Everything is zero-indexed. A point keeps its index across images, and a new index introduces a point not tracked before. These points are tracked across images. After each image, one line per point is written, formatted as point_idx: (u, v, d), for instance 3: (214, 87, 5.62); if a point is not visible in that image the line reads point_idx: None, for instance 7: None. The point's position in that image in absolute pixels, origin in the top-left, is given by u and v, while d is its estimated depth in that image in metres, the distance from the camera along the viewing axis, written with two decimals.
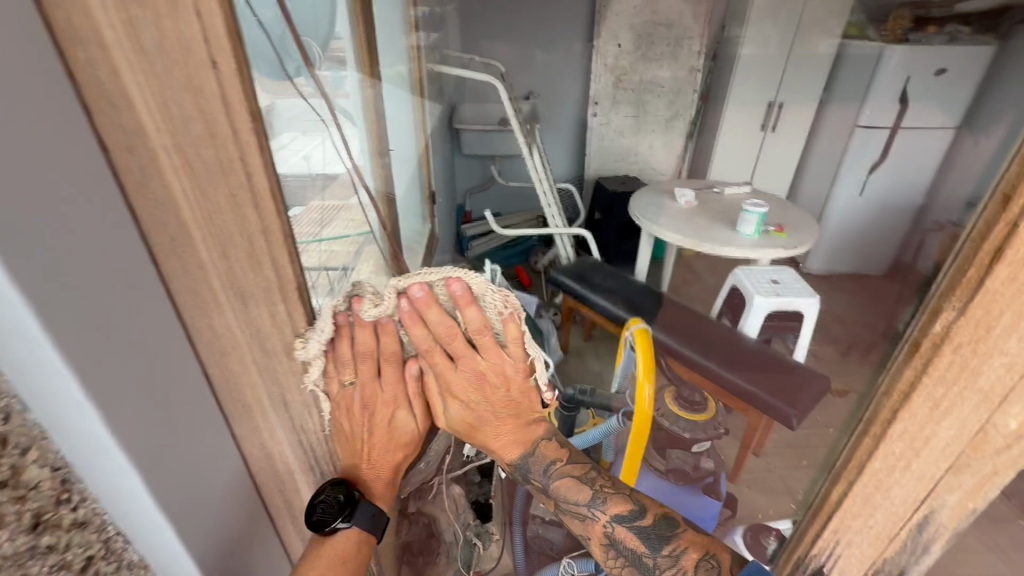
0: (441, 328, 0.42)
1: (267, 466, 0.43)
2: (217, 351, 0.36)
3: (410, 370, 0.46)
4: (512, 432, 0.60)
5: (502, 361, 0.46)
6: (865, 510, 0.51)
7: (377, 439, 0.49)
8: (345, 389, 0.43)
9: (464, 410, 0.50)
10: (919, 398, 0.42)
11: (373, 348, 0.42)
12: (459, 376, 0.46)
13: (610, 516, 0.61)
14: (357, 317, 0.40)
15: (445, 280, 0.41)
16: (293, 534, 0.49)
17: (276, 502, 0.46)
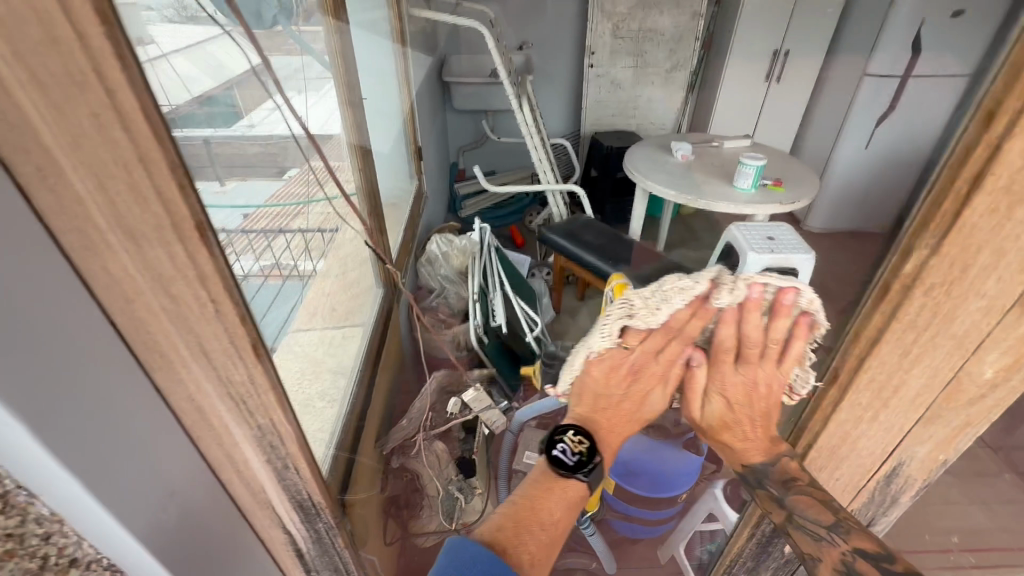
0: (751, 331, 0.44)
1: (200, 417, 0.41)
2: (121, 299, 0.33)
3: (688, 355, 0.50)
4: (760, 441, 0.51)
5: (768, 372, 0.46)
6: (832, 462, 0.49)
7: (628, 402, 0.55)
8: (630, 346, 0.50)
9: (723, 409, 0.51)
10: (886, 344, 0.39)
11: (683, 326, 0.48)
12: (735, 378, 0.48)
13: (849, 546, 0.43)
14: (707, 301, 0.45)
15: (779, 288, 0.42)
16: (240, 486, 0.48)
17: (217, 455, 0.44)
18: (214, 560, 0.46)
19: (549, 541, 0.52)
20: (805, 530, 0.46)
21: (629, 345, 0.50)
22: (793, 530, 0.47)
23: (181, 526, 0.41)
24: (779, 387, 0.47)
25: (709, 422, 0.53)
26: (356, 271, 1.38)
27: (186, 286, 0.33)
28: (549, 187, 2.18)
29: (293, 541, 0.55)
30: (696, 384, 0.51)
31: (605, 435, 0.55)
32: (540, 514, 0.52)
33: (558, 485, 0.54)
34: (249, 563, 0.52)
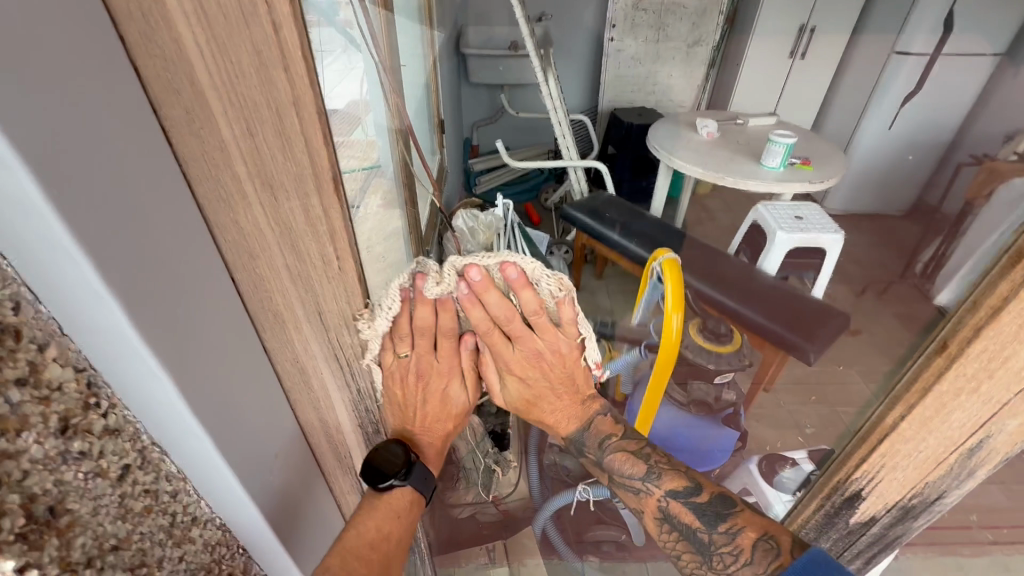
0: (498, 311, 0.42)
1: (302, 380, 0.41)
2: (246, 256, 0.32)
3: (467, 344, 0.47)
4: (570, 406, 0.68)
5: (550, 342, 0.47)
6: (919, 434, 0.49)
7: (430, 404, 0.52)
8: (402, 359, 0.44)
9: (521, 385, 0.53)
10: (1009, 314, 0.38)
11: (434, 325, 0.42)
12: (515, 355, 0.48)
13: (664, 490, 0.64)
14: (424, 295, 0.39)
15: (500, 263, 0.40)
16: (328, 451, 0.48)
17: (311, 419, 0.44)
18: (307, 523, 0.46)
19: (384, 557, 0.49)
20: (625, 486, 0.67)
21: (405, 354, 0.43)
22: (617, 486, 0.68)
23: (284, 487, 0.41)
24: (565, 350, 0.48)
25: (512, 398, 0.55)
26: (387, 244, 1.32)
27: (314, 243, 0.32)
28: (570, 164, 2.14)
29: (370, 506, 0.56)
30: (490, 366, 0.51)
31: (419, 436, 0.53)
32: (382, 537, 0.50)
33: (383, 497, 0.52)
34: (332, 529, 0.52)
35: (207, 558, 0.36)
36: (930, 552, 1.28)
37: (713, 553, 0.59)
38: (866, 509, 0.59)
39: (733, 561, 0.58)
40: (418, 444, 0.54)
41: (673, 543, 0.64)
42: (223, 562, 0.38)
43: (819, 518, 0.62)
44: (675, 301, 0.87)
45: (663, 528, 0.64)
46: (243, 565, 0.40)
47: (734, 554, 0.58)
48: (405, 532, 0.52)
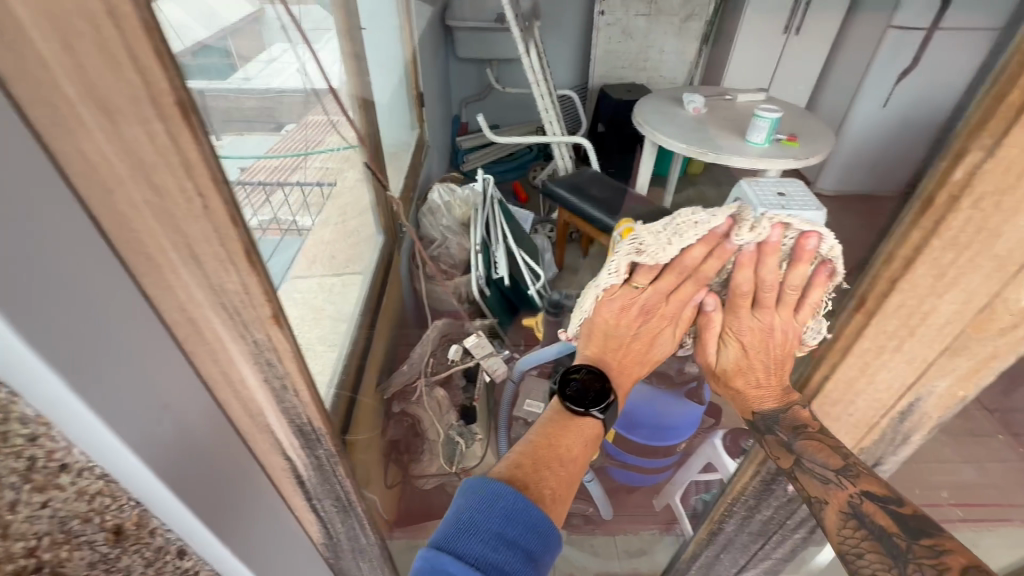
0: (769, 276, 0.53)
1: (194, 331, 0.39)
2: (99, 190, 0.30)
3: (700, 296, 0.61)
4: (766, 381, 0.60)
5: (784, 319, 0.56)
6: (846, 395, 0.48)
7: (638, 342, 0.69)
8: (645, 287, 0.61)
9: (739, 354, 0.62)
10: (922, 265, 0.37)
11: (697, 268, 0.57)
12: (752, 322, 0.58)
13: (861, 488, 0.48)
14: (725, 238, 0.53)
15: (800, 236, 0.50)
16: (239, 409, 0.47)
17: (214, 374, 0.43)
18: (216, 481, 0.45)
19: (567, 474, 0.56)
20: (812, 471, 0.52)
21: (642, 284, 0.60)
22: (800, 474, 0.53)
23: (179, 441, 0.40)
24: (792, 334, 0.56)
25: (723, 366, 0.65)
26: (356, 221, 1.32)
27: (169, 173, 0.30)
28: (554, 139, 2.10)
29: (295, 468, 0.55)
30: (713, 325, 0.63)
31: (617, 372, 0.69)
32: (557, 450, 0.57)
33: (574, 421, 0.61)
34: (253, 489, 0.51)
35: (83, 508, 0.35)
36: None
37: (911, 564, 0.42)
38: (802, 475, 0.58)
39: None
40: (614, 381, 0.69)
41: (854, 543, 0.46)
42: (107, 513, 0.37)
43: (758, 485, 0.61)
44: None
45: (845, 528, 0.47)
46: (136, 519, 0.39)
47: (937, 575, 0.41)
48: (586, 455, 0.60)
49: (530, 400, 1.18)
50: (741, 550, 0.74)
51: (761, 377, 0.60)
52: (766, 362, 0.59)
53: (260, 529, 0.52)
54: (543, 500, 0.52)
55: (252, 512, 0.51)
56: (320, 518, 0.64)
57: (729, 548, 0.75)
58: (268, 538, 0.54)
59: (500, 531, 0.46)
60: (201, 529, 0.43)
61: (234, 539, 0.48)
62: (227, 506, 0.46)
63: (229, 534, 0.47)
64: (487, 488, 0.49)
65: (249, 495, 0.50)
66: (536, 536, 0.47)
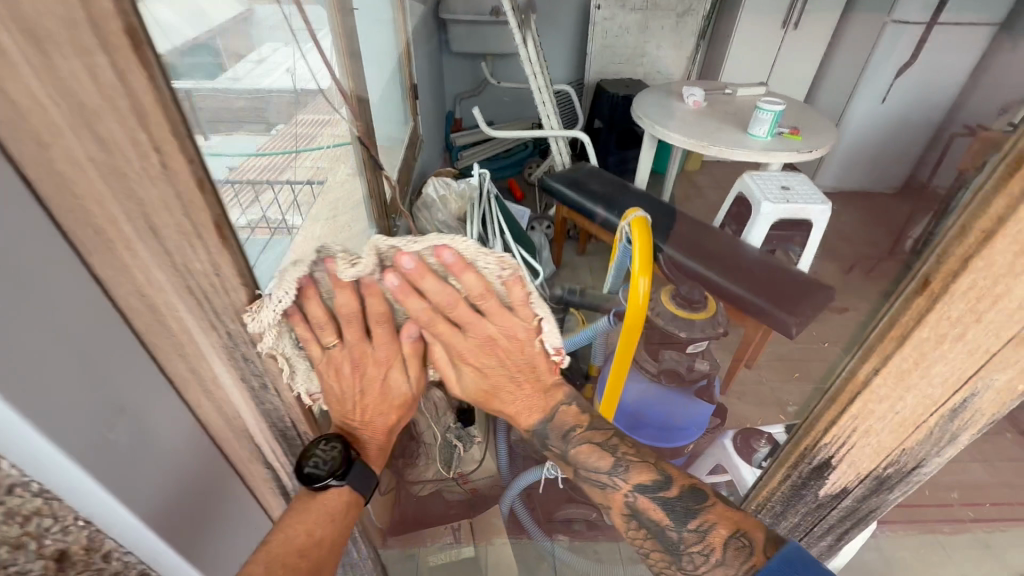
0: (437, 295, 0.44)
1: (156, 321, 0.33)
2: (32, 144, 0.24)
3: (407, 331, 0.49)
4: (529, 394, 0.61)
5: (507, 322, 0.48)
6: (896, 391, 0.43)
7: (366, 393, 0.53)
8: (334, 346, 0.45)
9: (476, 372, 0.56)
10: (1002, 239, 0.32)
11: (365, 310, 0.44)
12: (463, 342, 0.50)
13: (632, 485, 0.59)
14: (339, 278, 0.40)
15: (434, 249, 0.41)
16: (213, 414, 0.41)
17: (182, 372, 0.37)
18: (184, 496, 0.39)
19: (315, 565, 0.47)
20: (591, 480, 0.61)
21: (331, 343, 0.44)
22: (582, 481, 0.63)
23: (138, 450, 0.34)
24: (522, 335, 0.51)
25: (468, 391, 0.61)
26: (348, 215, 1.24)
27: (118, 124, 0.25)
28: (551, 133, 2.05)
29: (276, 476, 0.50)
30: (438, 353, 0.53)
31: (363, 428, 0.55)
32: (307, 536, 0.48)
33: (317, 500, 0.50)
34: (228, 500, 0.46)
35: (15, 532, 0.29)
36: (911, 529, 1.25)
37: (683, 553, 0.55)
38: (835, 480, 0.53)
39: (705, 561, 0.53)
40: (361, 440, 0.56)
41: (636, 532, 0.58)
42: (47, 536, 0.31)
43: (787, 490, 0.57)
44: (641, 264, 0.81)
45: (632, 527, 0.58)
46: (85, 542, 0.34)
47: (703, 553, 0.53)
48: (341, 534, 0.50)
49: None
50: None
51: (514, 391, 0.60)
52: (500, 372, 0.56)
53: (237, 546, 0.47)
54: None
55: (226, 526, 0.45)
56: None
57: None
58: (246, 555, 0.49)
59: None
60: (165, 547, 0.38)
61: (205, 557, 0.42)
62: (194, 522, 0.41)
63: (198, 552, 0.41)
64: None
65: (222, 507, 0.45)
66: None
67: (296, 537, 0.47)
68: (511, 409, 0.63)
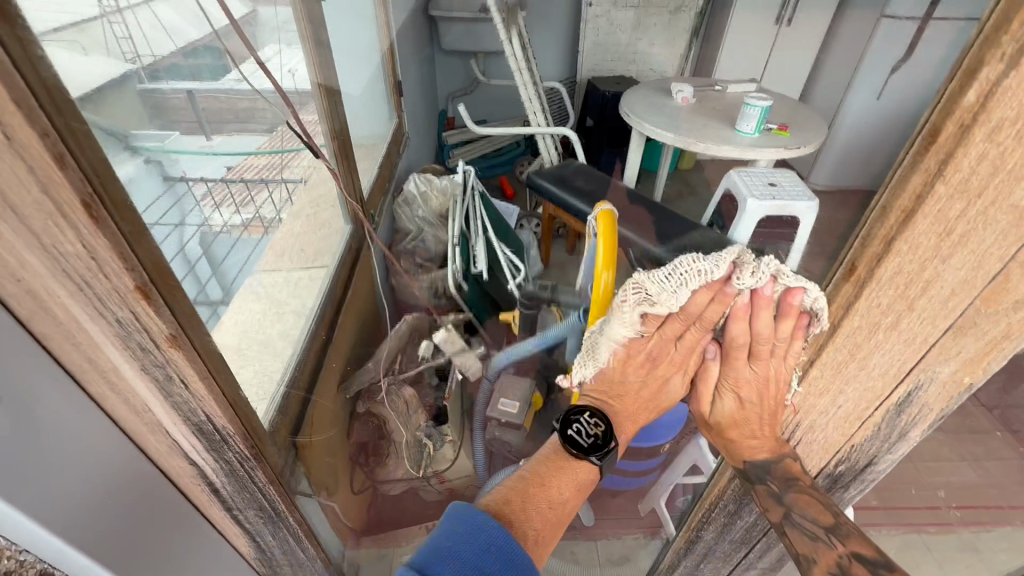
0: (766, 330, 0.41)
1: (38, 306, 0.32)
2: None
3: (708, 343, 0.48)
4: (763, 437, 0.48)
5: (782, 371, 0.43)
6: (833, 384, 0.41)
7: (646, 389, 0.54)
8: (645, 336, 0.46)
9: (734, 405, 0.48)
10: (925, 218, 0.30)
11: (700, 314, 0.44)
12: (749, 376, 0.45)
13: (852, 549, 0.42)
14: (727, 287, 0.40)
15: (786, 288, 0.39)
16: (122, 406, 0.39)
17: (79, 361, 0.36)
18: (87, 491, 0.38)
19: (551, 518, 0.50)
20: (800, 528, 0.45)
21: (646, 331, 0.46)
22: (788, 529, 0.46)
23: (24, 443, 0.33)
24: (779, 385, 0.44)
25: (717, 417, 0.51)
26: (326, 214, 1.28)
27: None
28: (539, 131, 2.03)
29: (205, 473, 0.48)
30: (709, 374, 0.49)
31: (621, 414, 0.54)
32: (549, 490, 0.51)
33: (569, 462, 0.53)
34: (148, 497, 0.44)
35: None
36: (897, 532, 1.22)
37: None
38: None
39: None
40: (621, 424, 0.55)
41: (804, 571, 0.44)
42: None
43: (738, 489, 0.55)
44: (604, 258, 0.79)
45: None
46: None
47: None
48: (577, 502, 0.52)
49: (504, 399, 1.10)
50: (722, 561, 0.67)
51: (757, 429, 0.48)
52: (761, 415, 0.47)
53: (160, 544, 0.45)
54: (527, 539, 0.48)
55: (146, 523, 0.44)
56: (248, 531, 0.56)
57: (710, 558, 0.68)
58: (170, 555, 0.47)
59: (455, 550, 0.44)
60: (64, 544, 0.37)
61: (116, 555, 0.41)
62: (102, 518, 0.39)
63: (106, 549, 0.40)
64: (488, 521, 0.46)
65: (141, 504, 0.43)
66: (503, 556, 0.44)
67: (542, 501, 0.50)
68: (737, 440, 0.49)
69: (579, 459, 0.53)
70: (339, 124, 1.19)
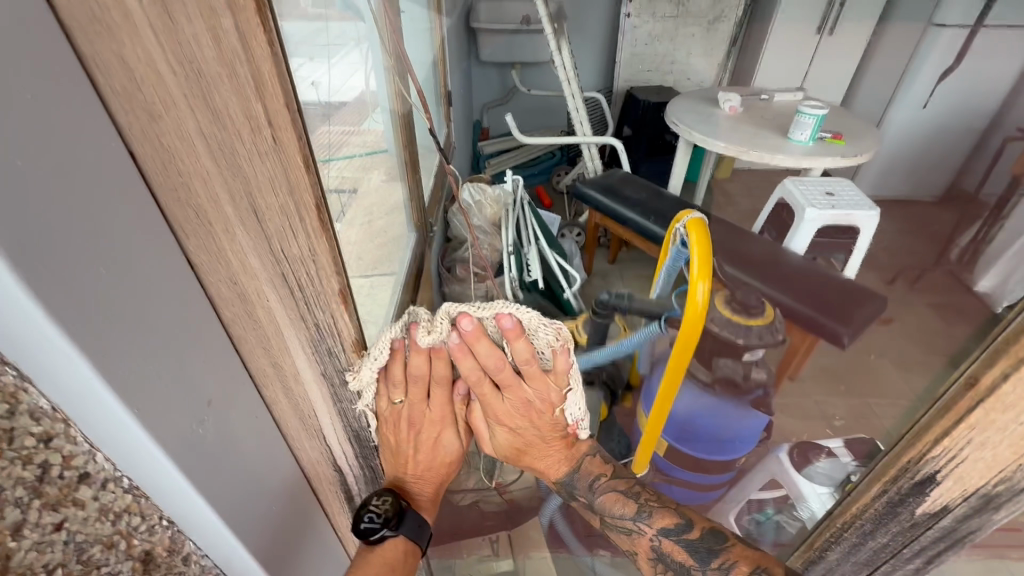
0: (489, 361, 0.45)
1: (244, 310, 0.31)
2: (144, 117, 0.23)
3: (459, 388, 0.51)
4: (560, 452, 0.62)
5: (540, 393, 0.50)
6: (1022, 399, 0.39)
7: (422, 451, 0.54)
8: (400, 402, 0.48)
9: (509, 433, 0.56)
10: None
11: (430, 373, 0.47)
12: (501, 407, 0.51)
13: (656, 529, 0.60)
14: (416, 344, 0.43)
15: (495, 315, 0.42)
16: (287, 412, 0.39)
17: (262, 366, 0.35)
18: (261, 500, 0.37)
19: None
20: (617, 528, 0.63)
21: (395, 399, 0.47)
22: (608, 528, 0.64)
23: (222, 450, 0.32)
24: (553, 399, 0.51)
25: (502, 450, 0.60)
26: (384, 220, 1.21)
27: (231, 92, 0.24)
28: (583, 140, 2.02)
29: (344, 480, 0.47)
30: (478, 414, 0.55)
31: (412, 482, 0.55)
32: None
33: (370, 554, 0.51)
34: (300, 504, 0.43)
35: (109, 529, 0.27)
36: (981, 559, 1.15)
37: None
38: (937, 501, 0.50)
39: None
40: (414, 490, 0.56)
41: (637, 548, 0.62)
42: (136, 535, 0.29)
43: (883, 508, 0.53)
44: (700, 268, 0.77)
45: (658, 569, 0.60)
46: (168, 542, 0.31)
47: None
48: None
49: None
50: None
51: (542, 450, 0.60)
52: (540, 435, 0.57)
53: (306, 552, 0.45)
54: None
55: (298, 530, 0.43)
56: None
57: None
58: (312, 562, 0.46)
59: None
60: (242, 553, 0.36)
61: (279, 565, 0.40)
62: (270, 527, 0.39)
63: (273, 558, 0.39)
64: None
65: (295, 511, 0.43)
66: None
67: None
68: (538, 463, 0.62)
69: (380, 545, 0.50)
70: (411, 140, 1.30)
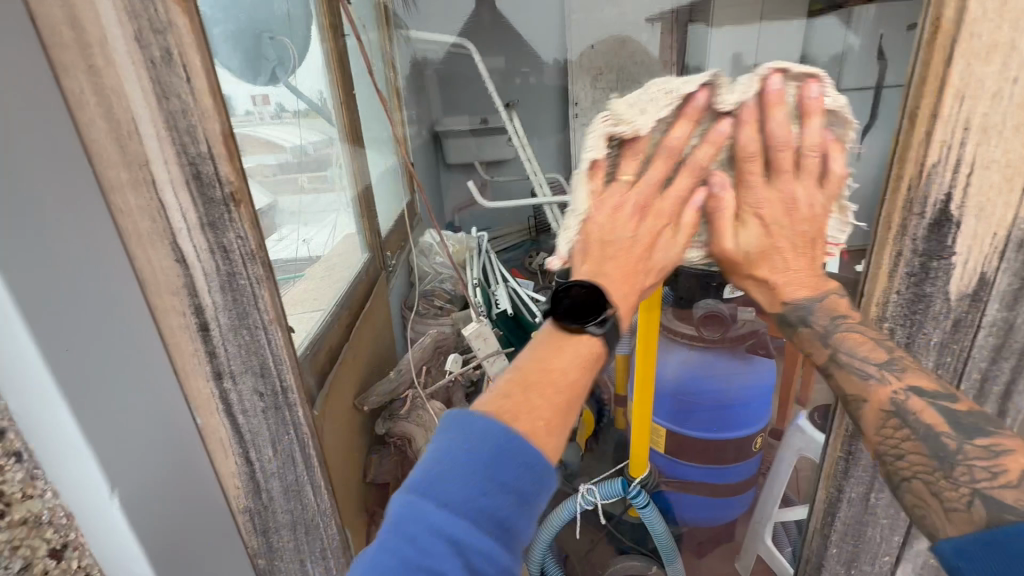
0: (780, 130, 0.41)
1: None
2: None
3: (699, 194, 0.44)
4: (796, 261, 0.44)
5: (810, 191, 0.42)
6: (994, 44, 0.32)
7: (638, 248, 0.45)
8: (626, 180, 0.45)
9: (763, 232, 0.44)
10: None
11: (687, 152, 0.43)
12: (771, 195, 0.43)
13: (861, 477, 0.48)
14: (691, 105, 0.42)
15: (761, 80, 0.40)
16: (100, 130, 0.31)
17: (61, 38, 0.29)
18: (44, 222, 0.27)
19: (556, 401, 0.38)
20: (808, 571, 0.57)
21: (628, 172, 0.44)
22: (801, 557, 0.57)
23: None
24: (821, 206, 0.43)
25: (745, 254, 0.45)
26: (345, 264, 1.04)
27: None
28: None
29: (192, 287, 0.36)
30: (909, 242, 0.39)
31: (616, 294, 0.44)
32: (552, 373, 0.39)
33: (564, 338, 0.42)
34: (107, 295, 0.32)
35: None
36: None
37: (875, 513, 0.49)
38: (964, 264, 0.39)
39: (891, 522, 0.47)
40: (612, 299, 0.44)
41: (893, 444, 0.36)
42: None
43: (906, 296, 0.41)
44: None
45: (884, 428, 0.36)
46: None
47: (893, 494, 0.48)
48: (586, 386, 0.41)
49: None
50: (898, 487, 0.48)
51: (789, 258, 0.44)
52: (797, 244, 0.44)
53: (116, 388, 0.31)
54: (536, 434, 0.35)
55: (106, 341, 0.31)
56: (240, 435, 0.41)
57: (881, 485, 0.48)
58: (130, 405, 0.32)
59: (431, 565, 0.29)
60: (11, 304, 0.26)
61: (59, 344, 0.28)
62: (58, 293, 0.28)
63: (64, 345, 0.28)
64: (500, 428, 0.33)
65: (101, 303, 0.31)
66: (537, 480, 0.33)
67: (544, 401, 0.37)
68: (781, 280, 0.44)
69: (581, 334, 0.42)
70: (365, 182, 1.13)
